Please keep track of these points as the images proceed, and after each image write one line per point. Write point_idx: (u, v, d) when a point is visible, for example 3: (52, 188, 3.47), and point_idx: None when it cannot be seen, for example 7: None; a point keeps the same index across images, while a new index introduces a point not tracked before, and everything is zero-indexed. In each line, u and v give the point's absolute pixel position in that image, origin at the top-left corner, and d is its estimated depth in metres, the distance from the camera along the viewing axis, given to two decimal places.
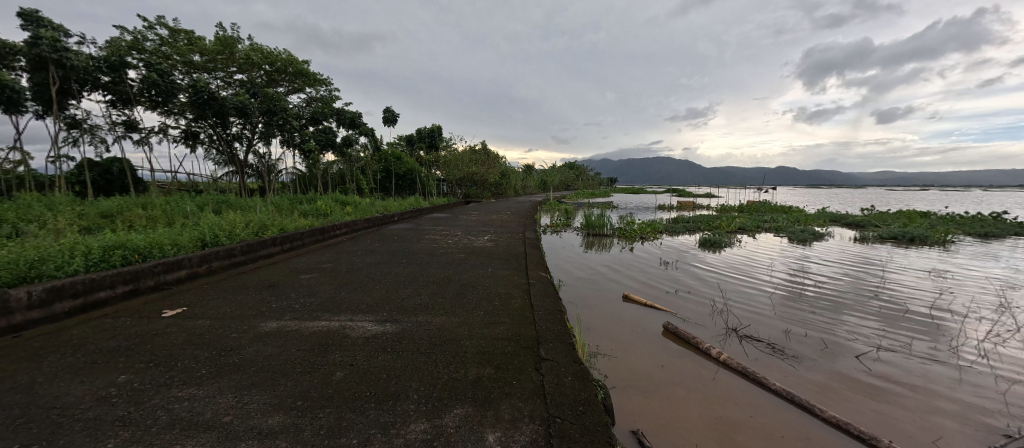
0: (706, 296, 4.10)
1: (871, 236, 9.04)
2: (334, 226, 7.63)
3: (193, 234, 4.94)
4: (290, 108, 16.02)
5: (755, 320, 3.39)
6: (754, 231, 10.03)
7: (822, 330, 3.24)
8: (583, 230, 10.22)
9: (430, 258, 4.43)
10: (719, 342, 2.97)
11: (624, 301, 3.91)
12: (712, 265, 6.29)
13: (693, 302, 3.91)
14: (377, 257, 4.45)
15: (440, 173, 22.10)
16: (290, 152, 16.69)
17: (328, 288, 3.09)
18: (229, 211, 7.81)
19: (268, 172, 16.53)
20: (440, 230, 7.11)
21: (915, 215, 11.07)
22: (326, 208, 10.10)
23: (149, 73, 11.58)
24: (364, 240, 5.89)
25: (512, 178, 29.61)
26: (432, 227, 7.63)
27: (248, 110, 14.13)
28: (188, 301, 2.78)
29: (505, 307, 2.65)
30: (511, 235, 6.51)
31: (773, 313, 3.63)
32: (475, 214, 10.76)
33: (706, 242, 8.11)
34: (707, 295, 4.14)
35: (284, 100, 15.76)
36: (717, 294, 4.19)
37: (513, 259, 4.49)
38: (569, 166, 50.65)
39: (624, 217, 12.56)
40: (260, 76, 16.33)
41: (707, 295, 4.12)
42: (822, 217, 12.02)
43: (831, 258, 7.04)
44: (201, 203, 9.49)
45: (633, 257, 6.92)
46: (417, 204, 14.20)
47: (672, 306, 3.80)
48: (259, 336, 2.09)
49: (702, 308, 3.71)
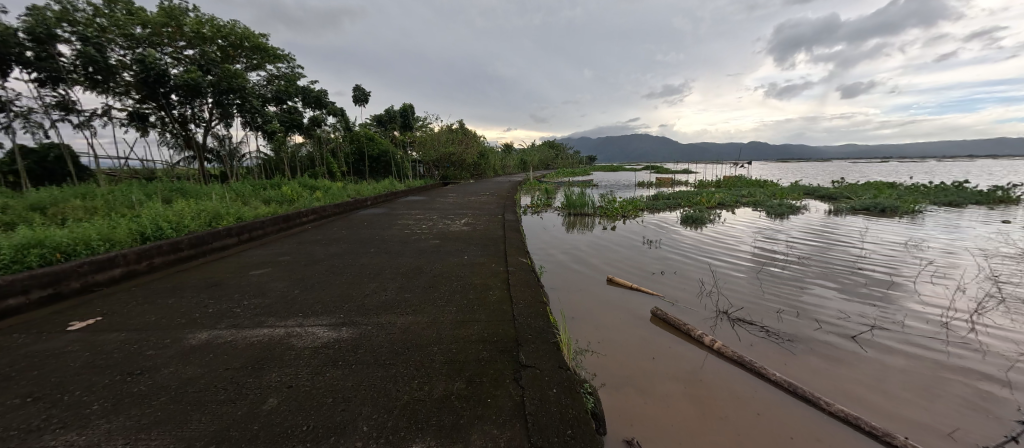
0: (693, 277, 3.94)
1: (845, 208, 9.16)
2: (300, 212, 7.12)
3: (130, 227, 4.40)
4: (250, 86, 14.90)
5: (745, 301, 3.25)
6: (733, 206, 10.05)
7: (813, 307, 3.11)
8: (564, 210, 9.98)
9: (400, 246, 4.08)
10: (711, 328, 2.79)
11: (610, 285, 3.70)
12: (696, 242, 6.17)
13: (680, 283, 3.74)
14: (342, 247, 4.07)
15: (416, 154, 21.33)
16: (253, 134, 15.63)
17: (278, 286, 2.71)
18: (181, 200, 7.14)
19: (231, 156, 15.49)
20: (414, 215, 6.70)
21: (884, 186, 11.35)
22: (292, 193, 9.47)
23: (85, 47, 10.39)
24: (330, 228, 5.45)
25: (491, 158, 28.99)
26: (406, 212, 7.22)
27: (202, 88, 12.98)
28: (106, 308, 2.36)
29: (481, 300, 2.37)
30: (489, 218, 6.19)
31: (762, 291, 3.50)
32: (452, 196, 10.35)
33: (687, 218, 8.01)
34: (694, 276, 3.98)
35: (243, 77, 14.63)
36: (703, 274, 4.05)
37: (491, 244, 4.19)
38: (548, 145, 50.24)
39: (605, 195, 12.40)
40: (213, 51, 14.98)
41: (693, 276, 3.97)
42: (797, 191, 12.19)
43: (809, 231, 7.07)
44: (151, 191, 8.70)
45: (616, 236, 6.74)
46: (391, 187, 13.61)
47: (659, 289, 3.62)
48: (180, 353, 1.74)
49: (689, 290, 3.55)
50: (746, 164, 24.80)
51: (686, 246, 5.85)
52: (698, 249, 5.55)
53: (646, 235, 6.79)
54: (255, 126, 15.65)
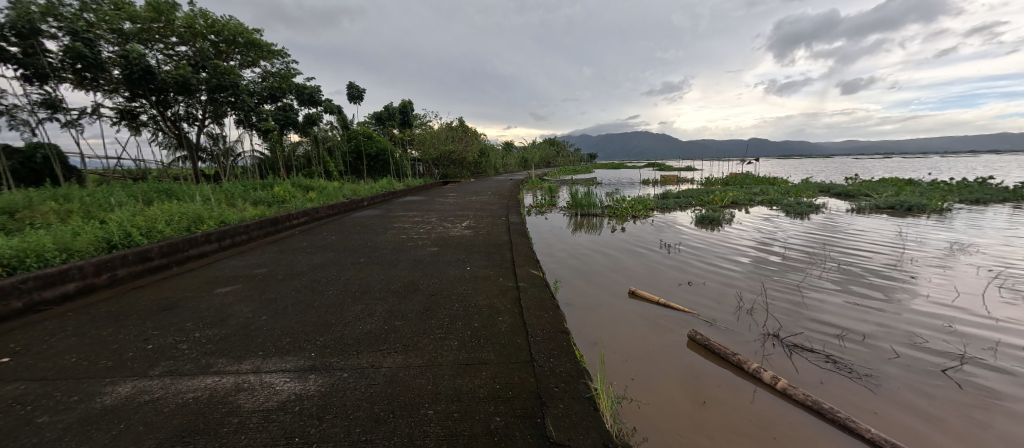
0: (724, 288, 3.50)
1: (868, 206, 8.67)
2: (289, 215, 6.67)
3: (94, 235, 3.96)
4: (243, 83, 14.43)
5: (792, 318, 2.81)
6: (747, 205, 9.57)
7: (872, 326, 2.69)
8: (570, 210, 9.50)
9: (393, 255, 3.62)
10: (762, 355, 2.34)
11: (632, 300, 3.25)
12: (716, 245, 5.71)
13: (712, 296, 3.29)
14: (329, 256, 3.61)
15: (415, 152, 20.84)
16: (248, 133, 15.15)
17: (242, 310, 2.26)
18: (164, 202, 6.69)
19: (225, 155, 15.05)
20: (412, 217, 6.25)
21: (904, 183, 10.85)
22: (284, 193, 9.00)
23: (72, 42, 9.91)
24: (319, 232, 5.00)
25: (491, 156, 28.47)
26: (403, 213, 6.76)
27: (193, 85, 12.49)
28: (25, 342, 1.91)
29: (489, 331, 1.92)
30: (493, 220, 5.73)
31: (807, 305, 3.06)
32: (452, 196, 9.86)
33: (702, 219, 7.52)
34: (726, 287, 3.53)
35: (236, 74, 14.15)
36: (734, 284, 3.61)
37: (497, 252, 3.74)
38: (549, 142, 49.66)
39: (611, 194, 11.93)
40: (205, 47, 14.45)
41: (725, 287, 3.52)
42: (811, 188, 11.70)
43: (836, 232, 6.59)
44: (136, 192, 8.24)
45: (628, 239, 6.27)
46: (390, 187, 13.14)
47: (689, 303, 3.17)
48: (86, 422, 1.29)
49: (725, 305, 3.10)
50: (753, 160, 24.23)
51: (707, 249, 5.38)
52: (721, 253, 5.08)
53: (661, 237, 6.34)
54: (249, 124, 15.16)
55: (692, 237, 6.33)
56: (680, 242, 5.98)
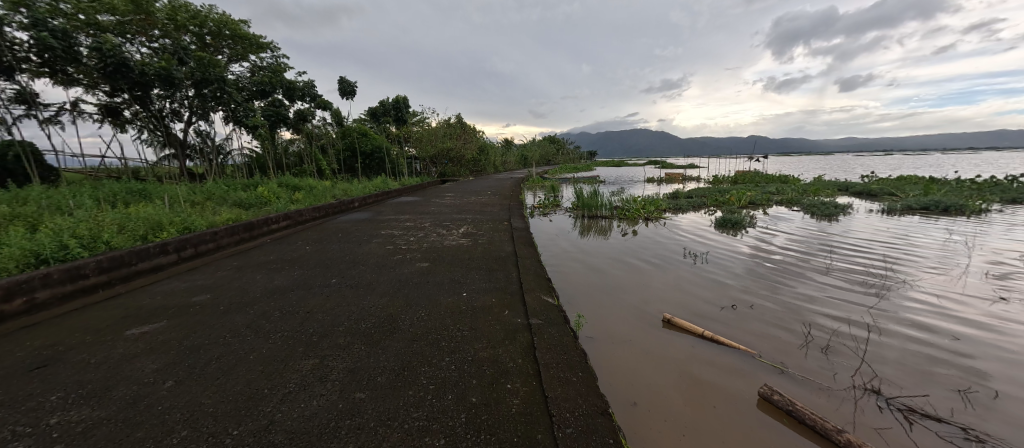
0: (776, 311, 2.87)
1: (899, 207, 8.02)
2: (268, 218, 6.02)
3: (19, 248, 3.32)
4: (229, 77, 13.71)
5: (879, 360, 2.20)
6: (765, 205, 8.93)
7: (987, 373, 2.10)
8: (576, 212, 8.83)
9: (373, 273, 2.98)
10: (868, 428, 1.72)
11: (668, 330, 2.64)
12: (747, 251, 5.06)
13: (765, 324, 2.66)
14: (294, 275, 2.95)
15: (412, 150, 20.16)
16: (237, 130, 14.41)
17: (145, 369, 1.61)
18: (130, 206, 6.04)
19: (215, 153, 14.45)
20: (402, 222, 5.59)
21: (930, 183, 10.19)
22: (268, 195, 8.34)
23: (39, 32, 8.95)
24: (294, 241, 4.35)
25: (490, 153, 27.76)
26: (393, 217, 6.09)
27: (176, 80, 11.48)
28: None
29: (496, 420, 1.29)
30: (493, 226, 5.08)
31: (887, 338, 2.46)
32: (450, 196, 9.19)
33: (724, 221, 6.85)
34: (777, 309, 2.91)
35: (222, 66, 13.37)
36: (786, 305, 2.99)
37: (500, 269, 3.10)
38: (549, 140, 48.97)
39: (618, 193, 11.30)
40: (187, 39, 13.69)
41: (778, 311, 2.89)
42: (830, 187, 11.06)
43: (874, 236, 5.95)
44: (108, 193, 7.61)
45: (647, 245, 5.61)
46: (384, 186, 12.48)
47: (737, 333, 2.56)
48: None
49: (785, 337, 2.48)
50: (761, 157, 23.46)
51: (739, 257, 4.73)
52: (757, 263, 4.43)
53: (681, 243, 5.70)
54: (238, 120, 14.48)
55: (717, 243, 5.68)
56: (705, 248, 5.34)
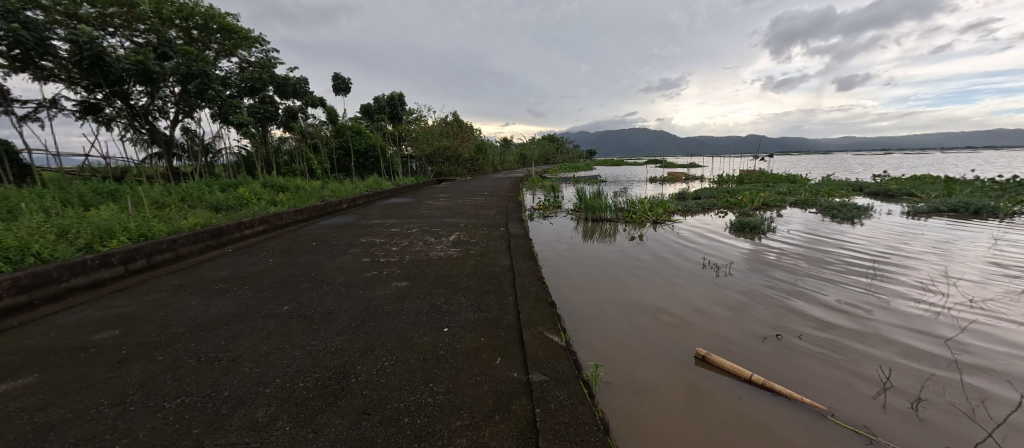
0: (817, 349, 2.44)
1: (925, 209, 7.49)
2: (241, 223, 5.46)
3: None
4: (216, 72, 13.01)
5: (960, 434, 1.74)
6: (779, 207, 8.40)
7: None
8: (578, 214, 8.29)
9: (336, 295, 2.43)
10: None
11: (692, 372, 2.21)
12: (774, 262, 4.53)
13: (806, 369, 2.23)
14: (239, 299, 2.39)
15: (408, 148, 19.56)
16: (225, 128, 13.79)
17: None
18: (87, 209, 5.46)
19: (203, 153, 13.88)
20: (387, 226, 5.03)
21: (952, 183, 9.65)
22: (249, 196, 7.75)
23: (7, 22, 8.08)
24: (257, 251, 3.79)
25: (488, 152, 27.18)
26: (378, 221, 5.52)
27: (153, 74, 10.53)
28: None
29: None
30: (488, 232, 4.54)
31: (973, 396, 1.98)
32: (443, 197, 8.61)
33: (740, 225, 6.30)
34: (818, 346, 2.47)
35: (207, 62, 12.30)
36: (827, 340, 2.55)
37: (493, 289, 2.55)
38: (549, 139, 48.47)
39: (622, 194, 10.76)
40: (173, 33, 12.97)
41: (819, 347, 2.45)
42: (844, 188, 10.54)
43: (908, 241, 5.41)
44: (75, 194, 7.02)
45: (660, 254, 5.09)
46: (377, 186, 11.91)
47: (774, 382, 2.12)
48: None
49: (833, 390, 2.05)
50: (766, 155, 22.78)
51: (767, 269, 4.20)
52: (787, 276, 3.91)
53: (696, 251, 5.18)
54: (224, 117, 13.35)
55: (737, 250, 5.15)
56: (723, 258, 4.81)
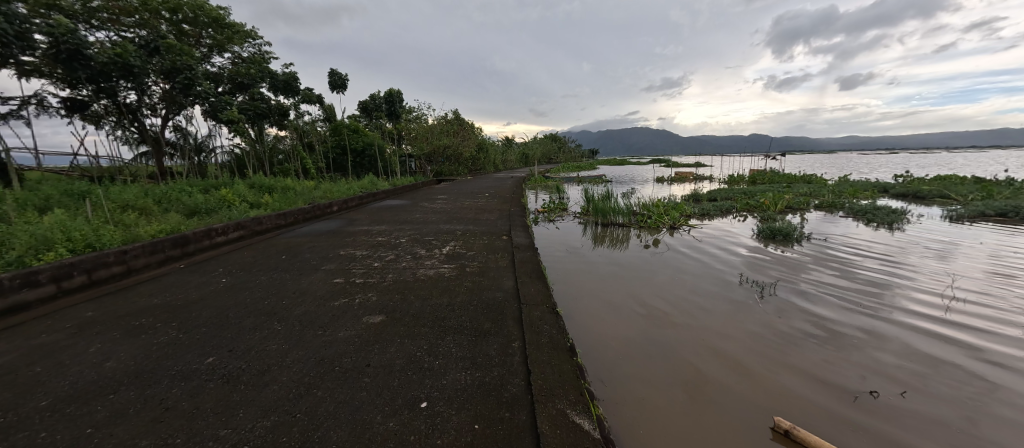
0: (842, 378, 2.20)
1: (967, 213, 6.84)
2: (212, 229, 4.86)
3: None
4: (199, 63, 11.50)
5: None
6: (803, 210, 7.76)
7: None
8: (587, 217, 7.65)
9: (283, 340, 1.81)
10: None
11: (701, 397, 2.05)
12: (820, 277, 3.92)
13: (828, 402, 2.01)
14: (152, 346, 1.80)
15: (407, 147, 18.96)
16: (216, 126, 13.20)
17: None
18: (40, 213, 4.85)
19: (196, 152, 13.35)
20: (374, 234, 4.43)
21: (987, 185, 8.99)
22: (231, 199, 7.16)
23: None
24: (214, 267, 3.21)
25: (490, 151, 26.52)
26: (365, 227, 4.91)
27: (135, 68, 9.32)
28: None
29: None
30: (487, 242, 3.96)
31: None
32: (442, 199, 8.00)
33: (768, 231, 5.65)
34: (844, 374, 2.24)
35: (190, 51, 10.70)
36: (855, 367, 2.31)
37: (495, 328, 1.95)
38: (551, 138, 47.87)
39: (630, 195, 10.14)
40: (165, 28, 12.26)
41: (846, 377, 2.21)
42: (869, 189, 9.89)
43: (963, 252, 4.80)
44: (40, 195, 6.42)
45: (683, 265, 4.50)
46: (373, 187, 11.32)
47: (788, 415, 1.92)
48: None
49: (856, 429, 1.83)
50: (776, 154, 22.02)
51: (817, 288, 3.59)
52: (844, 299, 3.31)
53: (724, 262, 4.57)
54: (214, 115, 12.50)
55: (772, 261, 4.54)
56: (760, 271, 4.19)
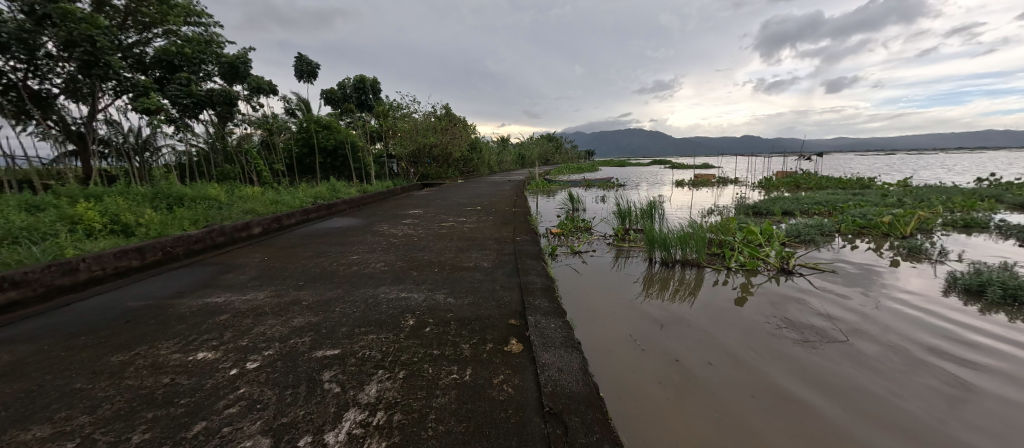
0: (792, 358, 2.24)
1: None
2: None
3: None
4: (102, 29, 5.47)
5: None
6: (932, 233, 5.33)
7: None
8: (626, 247, 5.08)
9: None
10: None
11: (681, 394, 1.95)
12: (931, 316, 2.78)
13: (788, 393, 1.92)
14: None
15: (388, 146, 16.23)
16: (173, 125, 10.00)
17: None
18: None
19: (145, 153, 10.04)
20: (199, 334, 1.87)
21: None
22: (84, 223, 4.56)
23: None
24: None
25: (482, 151, 23.75)
26: (217, 297, 2.36)
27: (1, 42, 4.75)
28: None
29: None
30: (467, 386, 1.43)
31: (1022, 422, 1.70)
32: (410, 220, 5.38)
33: (975, 282, 3.12)
34: (812, 367, 2.15)
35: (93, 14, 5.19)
36: (829, 362, 2.20)
37: None
38: (546, 138, 45.32)
39: (664, 206, 7.68)
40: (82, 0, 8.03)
41: (818, 374, 2.09)
42: (986, 199, 7.47)
43: None
44: None
45: (724, 291, 3.53)
46: (333, 196, 8.64)
47: (745, 404, 1.86)
48: None
49: (792, 397, 1.90)
50: (806, 154, 19.53)
51: (881, 315, 2.80)
52: (912, 333, 2.52)
53: (832, 302, 3.07)
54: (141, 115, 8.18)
55: (905, 307, 2.94)
56: (842, 303, 3.06)
